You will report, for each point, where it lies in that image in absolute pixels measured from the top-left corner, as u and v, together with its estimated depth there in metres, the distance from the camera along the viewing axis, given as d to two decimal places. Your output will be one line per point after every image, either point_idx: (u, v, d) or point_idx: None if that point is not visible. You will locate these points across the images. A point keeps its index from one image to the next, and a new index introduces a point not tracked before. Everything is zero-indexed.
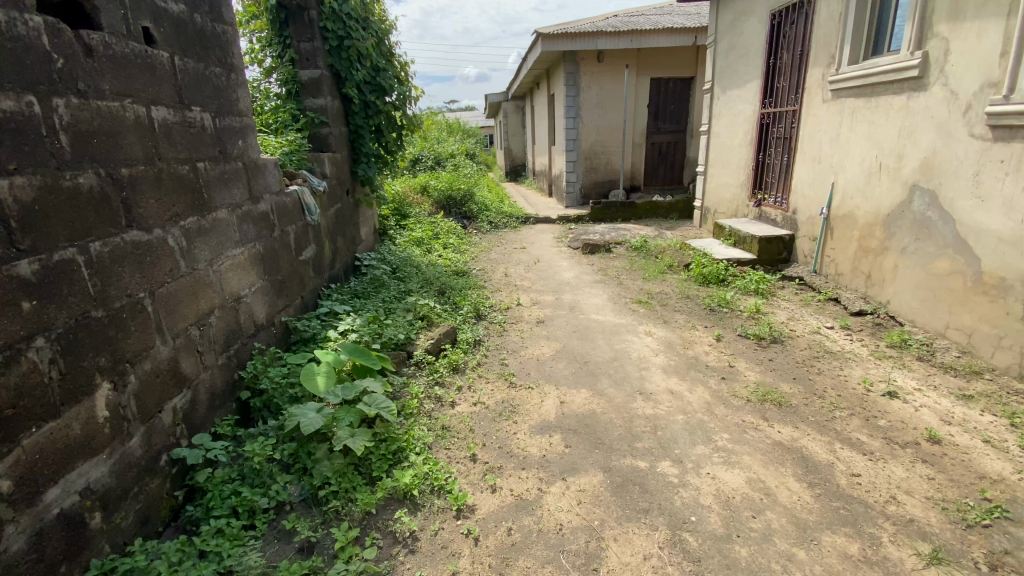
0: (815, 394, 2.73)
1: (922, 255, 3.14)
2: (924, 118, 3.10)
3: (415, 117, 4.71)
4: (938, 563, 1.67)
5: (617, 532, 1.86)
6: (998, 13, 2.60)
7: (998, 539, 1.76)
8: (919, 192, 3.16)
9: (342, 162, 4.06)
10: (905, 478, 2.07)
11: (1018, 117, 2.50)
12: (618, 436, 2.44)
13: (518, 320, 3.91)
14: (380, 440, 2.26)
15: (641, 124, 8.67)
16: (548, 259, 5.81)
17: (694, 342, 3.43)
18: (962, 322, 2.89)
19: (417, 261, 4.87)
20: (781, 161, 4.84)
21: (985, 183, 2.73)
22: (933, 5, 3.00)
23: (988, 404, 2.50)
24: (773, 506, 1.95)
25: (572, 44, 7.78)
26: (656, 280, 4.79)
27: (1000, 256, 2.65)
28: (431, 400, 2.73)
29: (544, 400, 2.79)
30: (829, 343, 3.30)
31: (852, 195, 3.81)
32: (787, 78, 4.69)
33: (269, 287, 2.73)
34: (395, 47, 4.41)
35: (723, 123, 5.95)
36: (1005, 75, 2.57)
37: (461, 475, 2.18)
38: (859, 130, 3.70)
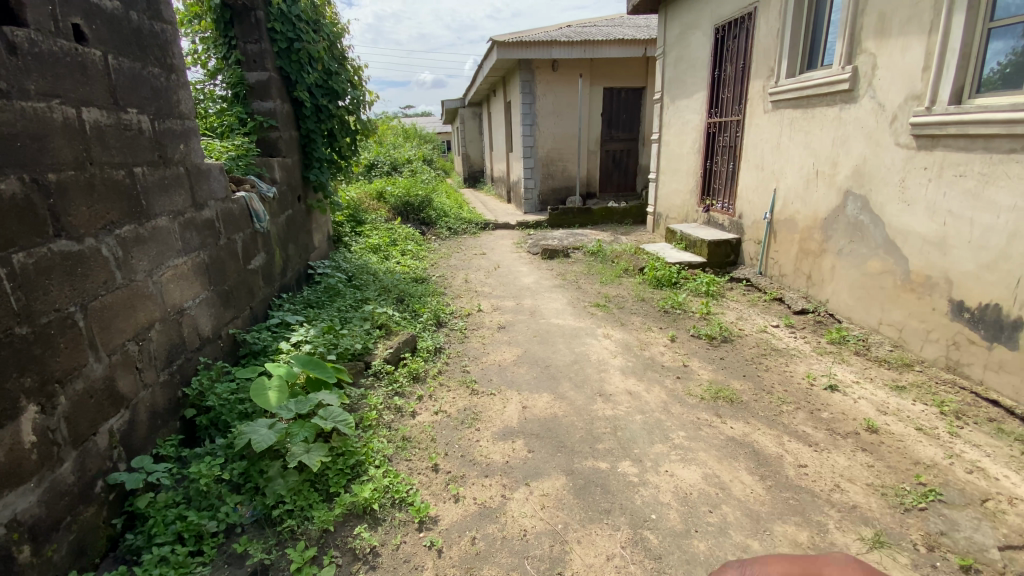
0: (764, 390, 2.86)
1: (857, 256, 3.36)
2: (855, 128, 3.33)
3: (370, 122, 4.62)
4: (880, 546, 1.77)
5: (580, 535, 1.87)
6: (918, 31, 2.82)
7: (934, 521, 1.87)
8: (852, 197, 3.39)
9: (293, 167, 3.93)
10: (848, 466, 2.20)
11: (938, 128, 2.71)
12: (580, 438, 2.47)
13: (479, 326, 3.90)
14: (337, 454, 2.19)
15: (595, 132, 8.86)
16: (508, 264, 5.84)
17: (650, 343, 3.53)
18: (893, 318, 3.10)
19: (374, 268, 4.77)
20: (726, 169, 5.07)
21: (909, 188, 2.95)
22: (862, 24, 3.23)
23: (919, 393, 2.69)
24: (728, 500, 2.03)
25: (527, 52, 7.89)
26: (613, 284, 4.90)
27: (926, 256, 2.86)
28: (390, 411, 2.67)
29: (506, 405, 2.79)
30: (775, 341, 3.48)
31: (792, 201, 4.03)
32: (731, 89, 4.93)
33: (216, 299, 2.60)
34: (348, 51, 4.32)
35: (673, 132, 6.16)
36: (926, 89, 2.78)
37: (423, 486, 2.14)
38: (797, 140, 3.92)
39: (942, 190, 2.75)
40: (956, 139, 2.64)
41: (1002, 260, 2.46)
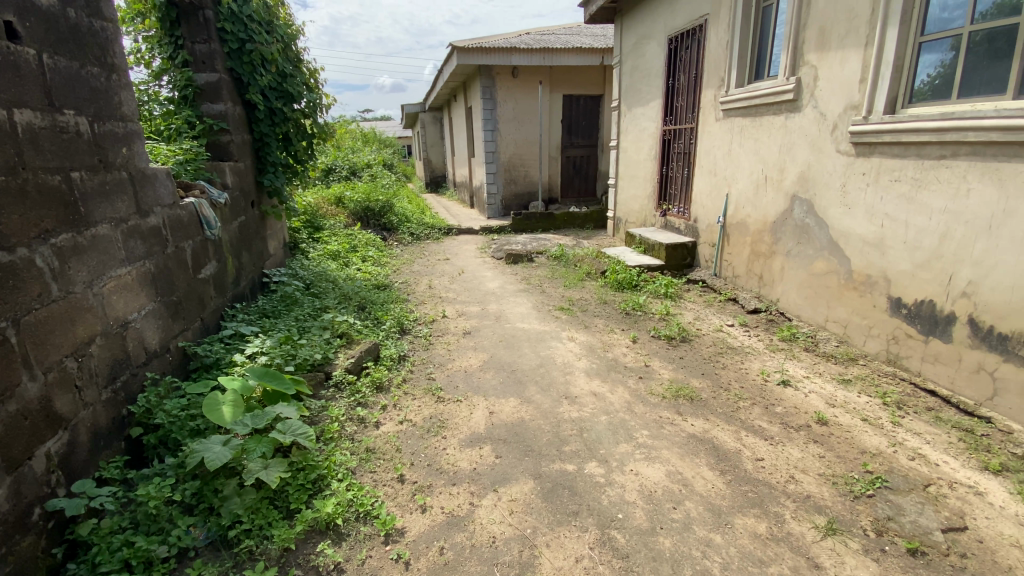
0: (721, 387, 2.97)
1: (804, 257, 3.55)
2: (799, 136, 3.51)
3: (328, 126, 4.51)
4: (833, 533, 1.86)
5: (549, 538, 1.87)
6: (855, 45, 3.02)
7: (881, 506, 1.98)
8: (798, 201, 3.57)
9: (246, 171, 3.79)
10: (801, 458, 2.30)
11: (874, 136, 2.90)
12: (547, 441, 2.48)
13: (443, 333, 3.86)
14: (297, 469, 2.11)
15: (555, 138, 8.98)
16: (472, 269, 5.82)
17: (613, 345, 3.60)
18: (838, 315, 3.28)
19: (333, 275, 4.65)
20: (681, 175, 5.24)
21: (850, 193, 3.13)
22: (805, 38, 3.42)
23: (864, 385, 2.86)
24: (691, 496, 2.08)
25: (487, 58, 7.92)
26: (576, 287, 4.97)
27: (866, 256, 3.05)
28: (352, 422, 2.60)
29: (472, 412, 2.76)
30: (730, 339, 3.61)
31: (743, 205, 4.21)
32: (685, 98, 5.10)
33: (163, 310, 2.46)
34: (304, 53, 4.20)
35: (631, 138, 6.32)
36: (863, 99, 2.97)
37: (389, 498, 2.09)
38: (747, 147, 4.11)
39: (879, 195, 2.93)
40: (891, 146, 2.82)
41: (934, 259, 2.64)
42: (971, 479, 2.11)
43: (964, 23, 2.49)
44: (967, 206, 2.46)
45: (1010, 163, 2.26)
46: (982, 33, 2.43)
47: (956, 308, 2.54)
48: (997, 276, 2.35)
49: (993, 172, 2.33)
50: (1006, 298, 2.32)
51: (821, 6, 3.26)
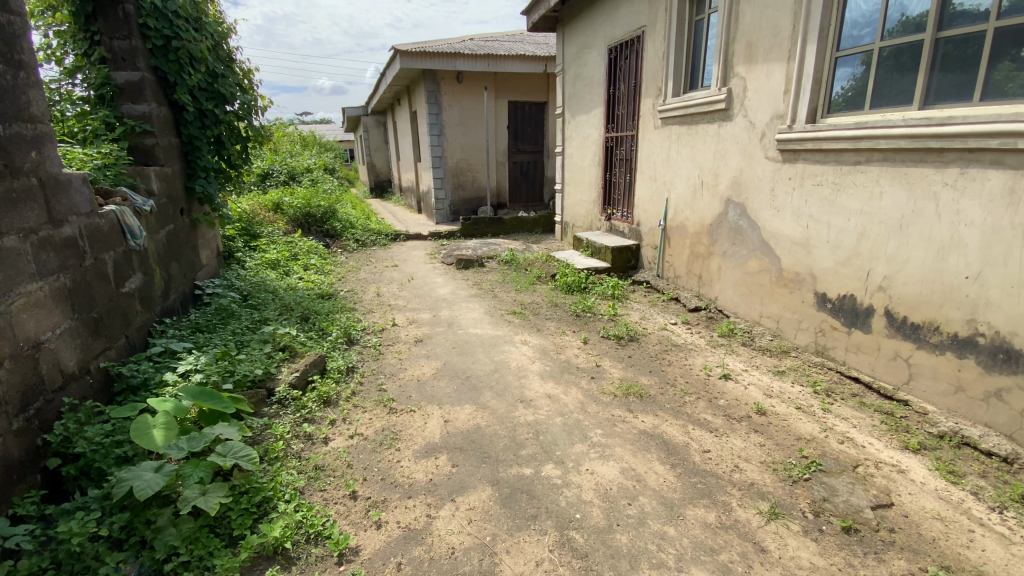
0: (668, 383, 3.08)
1: (739, 258, 3.76)
2: (731, 143, 3.73)
3: (264, 129, 4.30)
4: (775, 517, 1.97)
5: (509, 544, 1.87)
6: (779, 59, 3.24)
7: (817, 489, 2.12)
8: (732, 205, 3.78)
9: (173, 177, 3.54)
10: (744, 447, 2.43)
11: (798, 143, 3.12)
12: (504, 446, 2.47)
13: (394, 341, 3.78)
14: (239, 493, 1.99)
15: (501, 143, 9.04)
16: (422, 276, 5.74)
17: (565, 346, 3.65)
18: (772, 311, 3.50)
19: (273, 285, 4.43)
20: (624, 180, 5.41)
21: (778, 196, 3.35)
22: (735, 52, 3.64)
23: (796, 376, 3.07)
24: (645, 491, 2.14)
25: (430, 63, 7.85)
26: (526, 291, 5.01)
27: (794, 255, 3.27)
28: (299, 439, 2.48)
29: (427, 421, 2.71)
30: (675, 337, 3.77)
31: (682, 209, 4.41)
32: (625, 105, 5.28)
33: (81, 328, 2.25)
34: (236, 53, 3.99)
35: (575, 144, 6.47)
36: (787, 109, 3.20)
37: (341, 516, 2.01)
38: (684, 153, 4.31)
39: (804, 198, 3.16)
40: (813, 153, 3.05)
41: (854, 257, 2.87)
42: (894, 458, 2.31)
43: (873, 40, 2.73)
44: (880, 207, 2.69)
45: (915, 167, 2.50)
46: (888, 50, 2.67)
47: (874, 301, 2.78)
48: (908, 271, 2.58)
49: (902, 177, 2.56)
50: (916, 290, 2.56)
51: (748, 22, 3.48)
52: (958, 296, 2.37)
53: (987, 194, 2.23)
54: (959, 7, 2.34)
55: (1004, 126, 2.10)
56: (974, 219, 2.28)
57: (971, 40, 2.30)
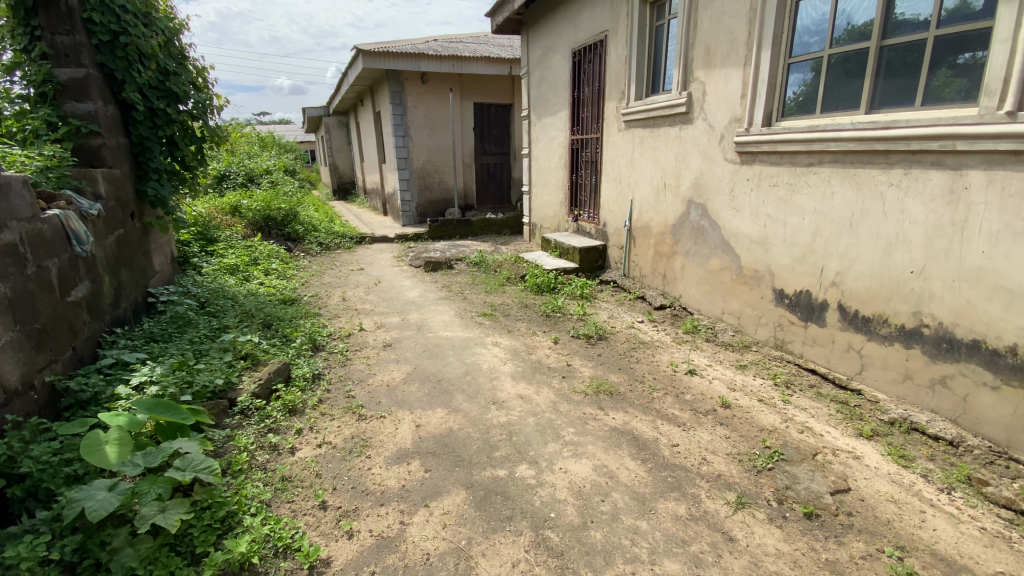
0: (637, 379, 3.15)
1: (701, 256, 3.88)
2: (692, 145, 3.84)
3: (220, 129, 4.13)
4: (742, 507, 2.04)
5: (484, 547, 1.86)
6: (736, 64, 3.36)
7: (780, 477, 2.21)
8: (694, 206, 3.89)
9: (123, 179, 3.37)
10: (710, 440, 2.50)
11: (755, 146, 3.24)
12: (477, 449, 2.46)
13: (362, 346, 3.70)
14: (201, 508, 1.91)
15: (467, 145, 9.01)
16: (389, 279, 5.65)
17: (536, 347, 3.67)
18: (733, 308, 3.62)
19: (233, 291, 4.27)
20: (590, 181, 5.49)
21: (737, 197, 3.47)
22: (694, 57, 3.75)
23: (757, 369, 3.19)
24: (617, 486, 2.18)
25: (394, 63, 7.75)
26: (496, 292, 5.01)
27: (753, 253, 3.39)
28: (264, 450, 2.40)
29: (398, 427, 2.67)
30: (642, 335, 3.85)
31: (646, 209, 4.51)
32: (589, 108, 5.36)
33: (24, 341, 2.10)
34: (189, 49, 3.82)
35: (541, 146, 6.52)
36: (745, 112, 3.32)
37: (311, 528, 1.95)
38: (647, 155, 4.41)
39: (761, 198, 3.28)
40: (770, 155, 3.18)
41: (808, 254, 3.01)
42: (850, 445, 2.43)
43: (822, 48, 2.87)
44: (832, 207, 2.83)
45: (863, 169, 2.64)
46: (836, 57, 2.81)
47: (828, 296, 2.91)
48: (859, 267, 2.72)
49: (851, 177, 2.70)
50: (866, 285, 2.70)
51: (706, 28, 3.60)
52: (904, 289, 2.52)
53: (929, 193, 2.37)
54: (900, 18, 2.49)
55: (943, 129, 2.24)
56: (918, 217, 2.43)
57: (913, 48, 2.44)
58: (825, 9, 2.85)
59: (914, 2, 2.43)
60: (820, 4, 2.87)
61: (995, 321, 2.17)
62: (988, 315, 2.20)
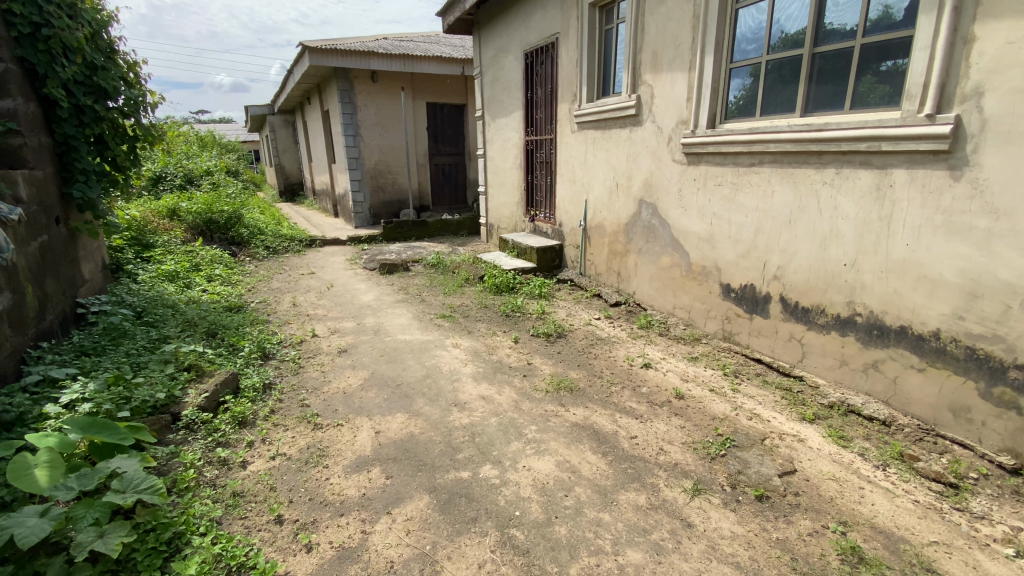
0: (596, 375, 3.22)
1: (653, 254, 4.01)
2: (642, 146, 3.97)
3: (155, 128, 3.89)
4: (698, 493, 2.13)
5: (450, 551, 1.84)
6: (681, 69, 3.50)
7: (732, 463, 2.32)
8: (645, 205, 4.02)
9: (46, 181, 3.11)
10: (667, 430, 2.59)
11: (701, 147, 3.38)
12: (439, 453, 2.44)
13: (315, 353, 3.58)
14: (144, 531, 1.79)
15: (421, 145, 8.90)
16: (343, 282, 5.50)
17: (497, 347, 3.68)
18: (684, 303, 3.76)
19: (173, 299, 4.03)
20: (545, 181, 5.55)
21: (685, 196, 3.61)
22: (642, 61, 3.87)
23: (708, 361, 3.33)
24: (580, 481, 2.22)
25: (342, 61, 7.55)
26: (454, 294, 4.98)
27: (701, 250, 3.54)
28: (212, 466, 2.28)
29: (356, 434, 2.60)
30: (599, 331, 3.94)
31: (600, 209, 4.61)
32: (542, 109, 5.43)
33: None
34: (118, 42, 3.57)
35: (496, 147, 6.54)
36: (690, 115, 3.46)
37: (266, 544, 1.87)
38: (600, 156, 4.51)
39: (708, 198, 3.43)
40: (714, 156, 3.33)
41: (752, 250, 3.17)
42: (794, 429, 2.58)
43: (760, 54, 3.03)
44: (772, 205, 2.99)
45: (800, 169, 2.81)
46: (772, 63, 2.98)
47: (770, 289, 3.08)
48: (798, 261, 2.90)
49: (789, 177, 2.87)
50: (804, 278, 2.87)
51: (652, 33, 3.72)
52: (839, 281, 2.70)
53: (858, 191, 2.55)
54: (829, 27, 2.67)
55: (870, 131, 2.42)
56: (849, 213, 2.61)
57: (842, 55, 2.63)
58: (761, 18, 3.01)
59: (841, 13, 2.61)
60: (757, 13, 3.03)
61: (919, 309, 2.37)
62: (913, 303, 2.39)
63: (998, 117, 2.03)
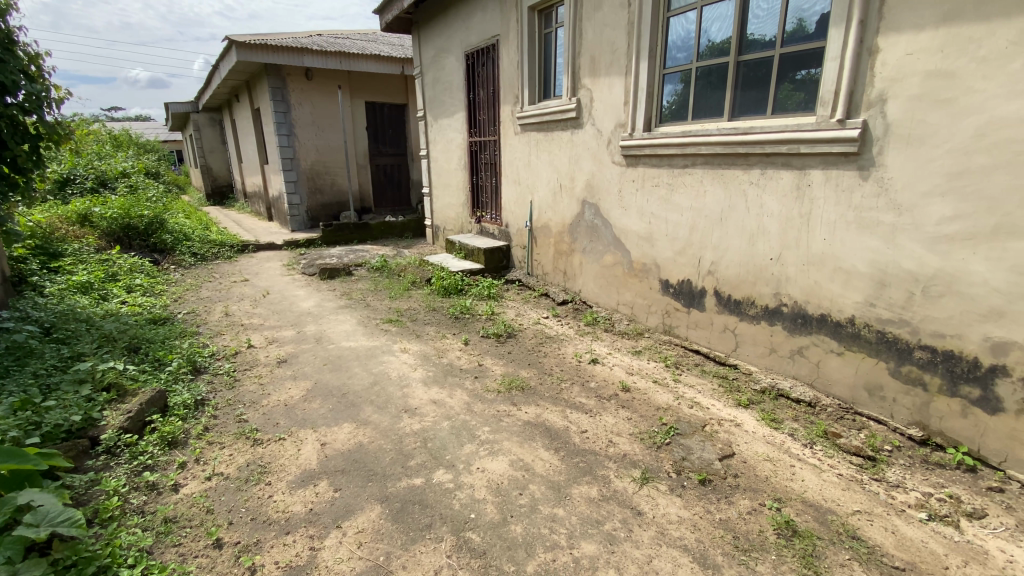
0: (546, 373, 3.26)
1: (596, 253, 4.12)
2: (583, 148, 4.07)
3: (62, 125, 3.54)
4: (646, 481, 2.21)
5: (405, 559, 1.81)
6: (618, 73, 3.62)
7: (677, 450, 2.43)
8: (588, 206, 4.12)
9: None
10: (615, 423, 2.68)
11: (638, 149, 3.51)
12: (390, 461, 2.38)
13: (252, 365, 3.39)
14: (63, 568, 1.62)
15: (360, 146, 8.65)
16: (281, 289, 5.25)
17: (446, 350, 3.65)
18: (626, 299, 3.90)
19: (88, 313, 3.68)
20: (490, 183, 5.57)
21: (625, 197, 3.73)
22: (581, 65, 3.97)
23: (651, 354, 3.47)
24: (533, 478, 2.24)
25: (273, 57, 7.22)
26: (401, 297, 4.89)
27: (641, 248, 3.67)
28: (139, 492, 2.11)
29: (301, 448, 2.49)
30: (547, 330, 4.00)
31: (545, 210, 4.68)
32: (485, 111, 5.44)
33: None
34: (17, 31, 3.22)
35: (439, 148, 6.48)
36: (628, 118, 3.58)
37: (204, 570, 1.75)
38: (543, 158, 4.58)
39: (646, 198, 3.56)
40: (651, 158, 3.47)
41: (687, 247, 3.33)
42: (732, 415, 2.74)
43: (690, 61, 3.19)
44: (705, 204, 3.16)
45: (729, 170, 2.98)
46: (701, 70, 3.15)
47: (705, 284, 3.25)
48: (729, 257, 3.07)
49: (719, 177, 3.04)
50: (736, 273, 3.05)
51: (590, 39, 3.83)
52: (767, 275, 2.89)
53: (781, 190, 2.75)
54: (751, 38, 2.85)
55: (790, 135, 2.62)
56: (774, 211, 2.80)
57: (763, 64, 2.82)
58: (690, 27, 3.17)
59: (761, 24, 2.80)
60: (687, 22, 3.18)
61: (837, 298, 2.59)
62: (831, 292, 2.61)
63: (899, 122, 2.25)
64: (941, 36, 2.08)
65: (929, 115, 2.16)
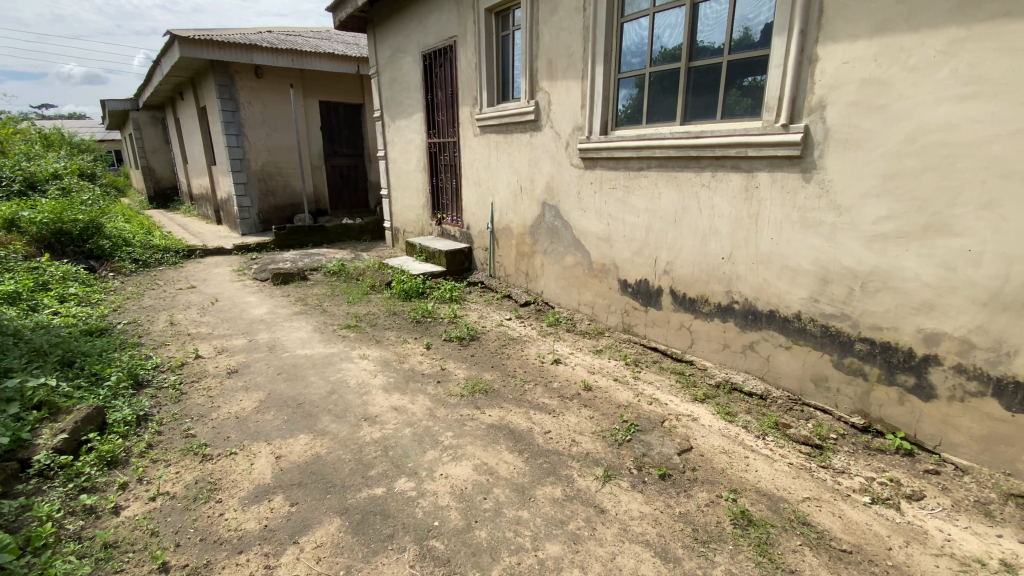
0: (509, 375, 3.26)
1: (557, 254, 4.16)
2: (542, 150, 4.10)
3: None
4: (609, 479, 2.24)
5: (366, 572, 1.76)
6: (575, 77, 3.67)
7: (638, 447, 2.47)
8: (548, 207, 4.15)
9: None
10: (578, 422, 2.70)
11: (596, 152, 3.57)
12: (350, 471, 2.32)
13: (200, 377, 3.23)
14: None
15: (315, 147, 8.41)
16: (231, 296, 5.02)
17: (407, 355, 3.58)
18: (587, 299, 3.95)
19: (15, 325, 3.41)
20: (450, 184, 5.53)
21: (584, 198, 3.78)
22: (538, 68, 3.99)
23: (611, 353, 3.53)
24: (497, 482, 2.23)
25: (219, 54, 6.94)
26: (360, 302, 4.78)
27: (600, 249, 3.73)
28: (76, 517, 1.96)
29: (254, 462, 2.39)
30: (510, 332, 4.00)
31: (506, 212, 4.68)
32: (444, 112, 5.40)
33: None
34: None
35: (398, 149, 6.38)
36: (585, 121, 3.63)
37: None
38: (502, 160, 4.59)
39: (604, 200, 3.62)
40: (608, 161, 3.52)
41: (644, 248, 3.40)
42: (689, 410, 2.82)
43: (644, 66, 3.27)
44: (660, 205, 3.24)
45: (682, 172, 3.07)
46: (654, 75, 3.23)
47: (662, 283, 3.33)
48: (684, 257, 3.16)
49: (673, 179, 3.12)
50: (691, 272, 3.14)
51: (547, 42, 3.86)
52: (720, 273, 2.98)
53: (731, 192, 2.85)
54: (701, 45, 2.95)
55: (738, 139, 2.72)
56: (724, 212, 2.90)
57: (712, 70, 2.92)
58: (644, 33, 3.24)
59: (710, 32, 2.90)
60: (640, 28, 3.26)
61: (784, 295, 2.70)
62: (779, 289, 2.73)
63: (838, 127, 2.37)
64: (875, 46, 2.21)
65: (865, 121, 2.29)
